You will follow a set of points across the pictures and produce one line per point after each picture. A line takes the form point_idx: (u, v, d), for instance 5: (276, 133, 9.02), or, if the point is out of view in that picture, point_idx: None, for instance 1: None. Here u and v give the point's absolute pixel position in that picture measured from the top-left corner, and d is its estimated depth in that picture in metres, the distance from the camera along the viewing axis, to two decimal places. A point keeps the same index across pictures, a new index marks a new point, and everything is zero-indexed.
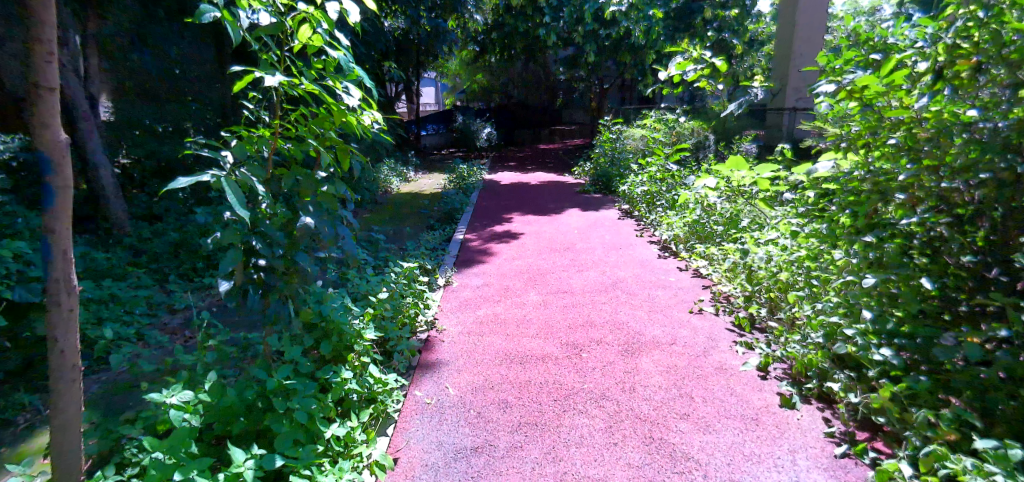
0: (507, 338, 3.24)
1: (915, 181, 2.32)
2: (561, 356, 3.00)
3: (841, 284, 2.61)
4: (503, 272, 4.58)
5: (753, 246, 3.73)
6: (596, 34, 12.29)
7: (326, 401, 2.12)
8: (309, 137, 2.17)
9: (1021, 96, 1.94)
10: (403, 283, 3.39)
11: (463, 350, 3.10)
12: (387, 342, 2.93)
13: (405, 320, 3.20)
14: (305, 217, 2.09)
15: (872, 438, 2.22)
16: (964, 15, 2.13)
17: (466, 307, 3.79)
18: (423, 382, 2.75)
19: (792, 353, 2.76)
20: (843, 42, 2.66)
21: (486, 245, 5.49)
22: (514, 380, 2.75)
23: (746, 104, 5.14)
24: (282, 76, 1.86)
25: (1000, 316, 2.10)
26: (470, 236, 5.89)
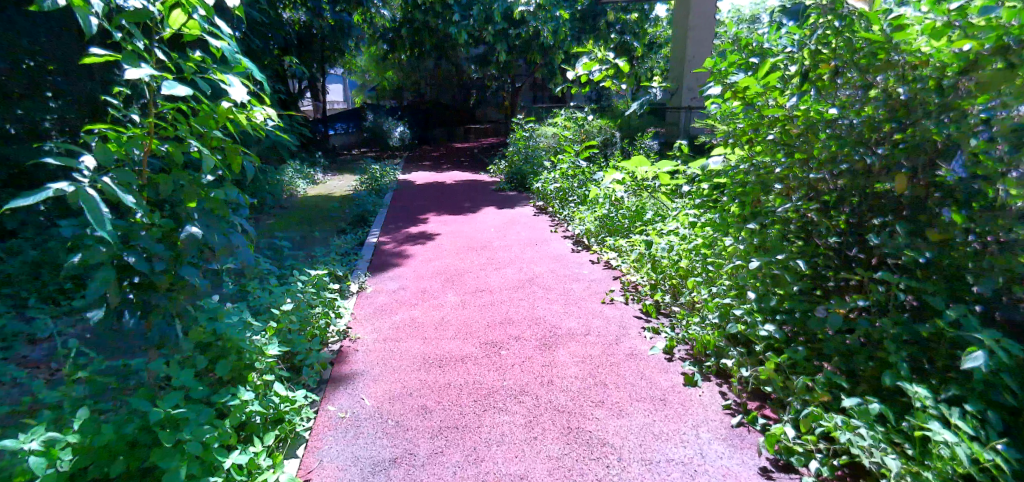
0: (424, 342, 3.22)
1: (789, 173, 2.65)
2: (480, 355, 3.03)
3: (732, 268, 2.85)
4: (419, 274, 4.53)
5: (655, 236, 3.94)
6: (506, 33, 12.35)
7: (223, 427, 1.99)
8: (190, 137, 2.00)
9: (869, 96, 2.30)
10: (311, 292, 3.27)
11: (379, 358, 3.05)
12: (294, 357, 2.81)
13: (314, 332, 3.10)
14: (190, 227, 1.96)
15: (761, 407, 2.42)
16: (823, 24, 2.38)
17: (382, 312, 3.71)
18: (337, 396, 2.67)
19: (693, 334, 2.96)
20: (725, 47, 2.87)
21: (400, 247, 5.41)
22: (433, 384, 2.75)
23: (648, 104, 5.42)
24: (150, 71, 1.70)
25: (860, 288, 2.39)
26: (383, 239, 5.78)
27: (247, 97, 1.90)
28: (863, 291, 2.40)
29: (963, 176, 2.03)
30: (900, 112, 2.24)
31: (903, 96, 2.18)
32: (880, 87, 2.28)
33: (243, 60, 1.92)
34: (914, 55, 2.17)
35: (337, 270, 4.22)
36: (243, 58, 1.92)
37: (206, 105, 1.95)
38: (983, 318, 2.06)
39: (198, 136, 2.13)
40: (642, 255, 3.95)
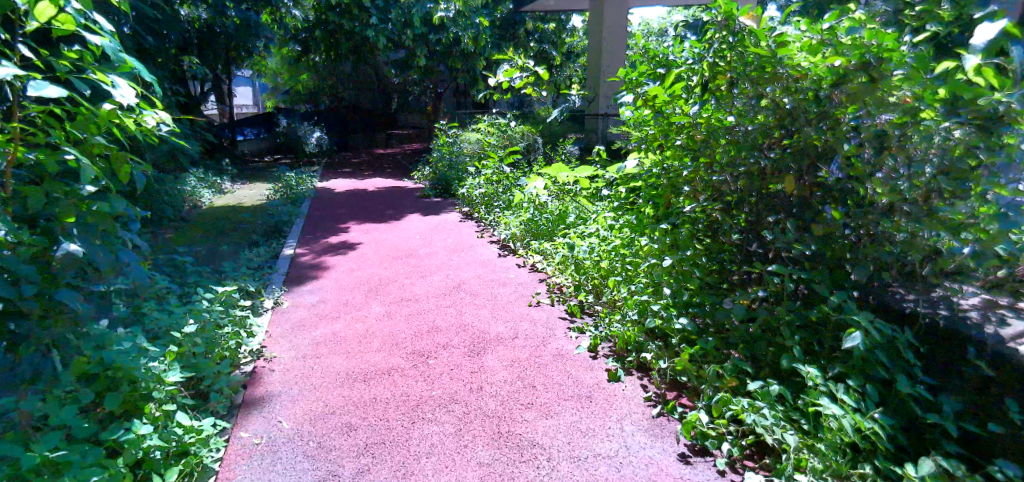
0: (348, 357, 3.14)
1: (695, 176, 2.90)
2: (407, 367, 3.01)
3: (647, 267, 3.08)
4: (340, 285, 4.41)
5: (577, 238, 4.07)
6: (426, 38, 12.07)
7: (115, 467, 1.85)
8: (65, 143, 1.81)
9: (762, 105, 2.52)
10: (218, 311, 3.10)
11: (299, 377, 2.94)
12: (200, 383, 2.64)
13: (223, 353, 2.93)
14: (68, 245, 1.81)
15: (678, 396, 2.56)
16: (719, 39, 2.62)
17: (301, 328, 3.58)
18: (253, 421, 2.54)
19: (614, 331, 3.05)
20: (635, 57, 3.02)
21: (318, 258, 5.23)
22: (358, 400, 2.69)
23: (568, 110, 5.58)
24: (12, 67, 1.53)
25: (760, 279, 2.62)
26: (300, 250, 5.56)
27: (136, 98, 1.81)
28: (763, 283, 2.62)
29: (841, 177, 2.35)
30: (785, 121, 2.46)
31: (790, 105, 2.40)
32: (769, 97, 2.49)
33: (127, 60, 1.83)
34: (795, 69, 2.38)
35: (249, 285, 3.99)
36: (127, 57, 1.81)
37: (83, 108, 1.79)
38: (860, 301, 2.41)
39: (74, 143, 1.94)
40: (565, 258, 4.03)
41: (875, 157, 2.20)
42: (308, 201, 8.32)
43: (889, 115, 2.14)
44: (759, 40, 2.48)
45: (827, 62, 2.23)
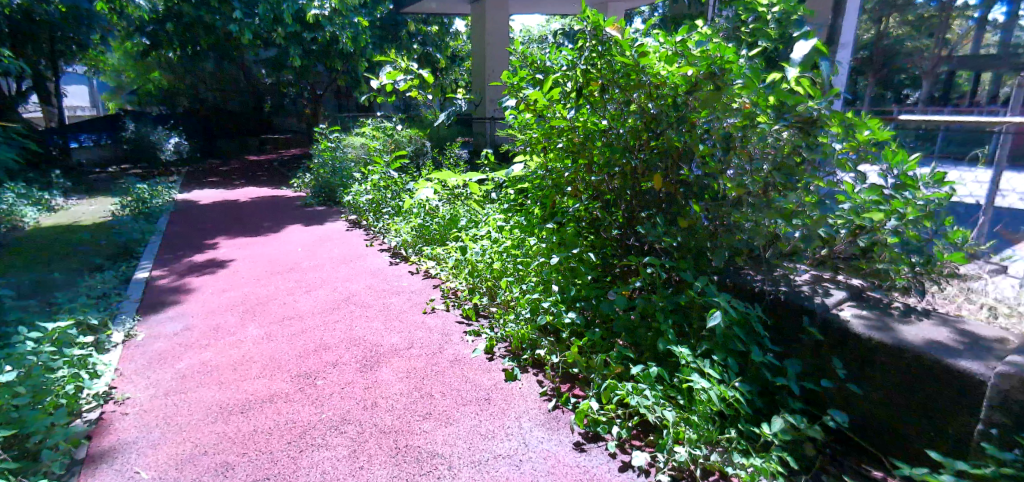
0: (222, 389, 2.92)
1: (576, 177, 3.12)
2: (292, 391, 2.86)
3: (537, 265, 3.16)
4: (211, 309, 4.10)
5: (469, 243, 4.09)
6: (300, 37, 11.39)
7: None
8: None
9: (632, 109, 2.77)
10: (47, 353, 2.70)
11: (162, 418, 2.67)
12: (29, 440, 2.28)
13: (58, 401, 2.51)
14: None
15: (572, 387, 2.70)
16: (591, 46, 2.78)
17: (162, 362, 3.26)
18: (107, 475, 2.27)
19: (508, 331, 3.09)
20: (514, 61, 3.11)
21: (180, 280, 4.82)
22: (236, 433, 2.51)
23: (454, 114, 5.61)
24: None
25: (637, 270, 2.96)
26: (159, 272, 5.08)
27: None
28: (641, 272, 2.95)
29: (699, 174, 2.64)
30: (651, 125, 2.74)
31: (655, 111, 2.67)
32: (636, 103, 2.75)
33: None
34: (655, 77, 2.60)
35: (91, 319, 3.49)
36: None
37: None
38: (719, 284, 2.73)
39: None
40: (460, 262, 4.04)
41: (724, 155, 2.51)
42: (165, 216, 7.59)
43: (733, 119, 2.47)
44: (624, 49, 2.64)
45: (681, 71, 2.49)
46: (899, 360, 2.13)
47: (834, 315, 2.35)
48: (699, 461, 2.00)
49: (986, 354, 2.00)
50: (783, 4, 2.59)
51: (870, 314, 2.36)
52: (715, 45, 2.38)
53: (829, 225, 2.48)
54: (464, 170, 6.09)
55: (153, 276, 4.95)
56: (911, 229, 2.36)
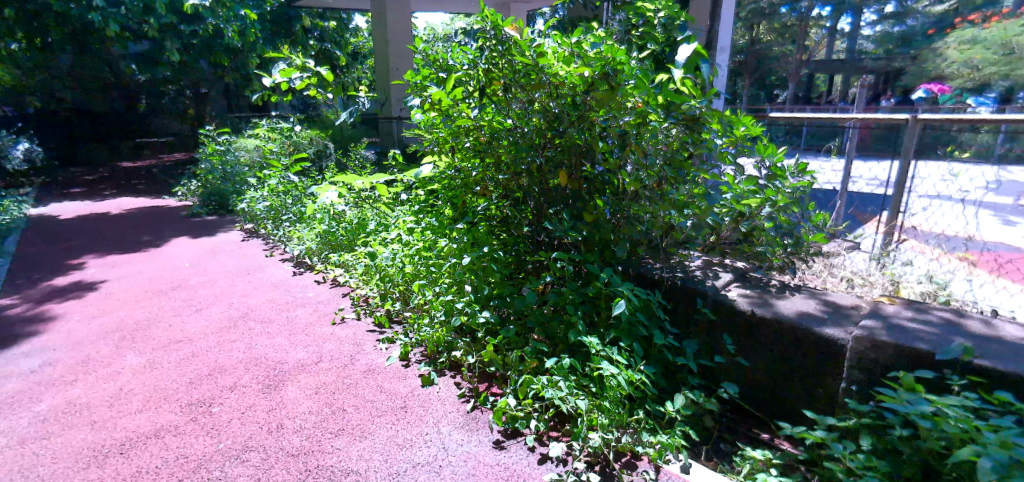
0: (95, 429, 2.60)
1: (484, 176, 3.08)
2: (183, 423, 2.61)
3: (449, 266, 3.10)
4: (81, 338, 3.69)
5: (378, 247, 3.96)
6: (178, 30, 10.44)
7: None
8: None
9: (535, 109, 2.82)
10: None
11: (17, 471, 2.32)
12: None
13: None
14: None
15: (490, 386, 2.74)
16: (490, 46, 2.83)
17: (15, 407, 2.84)
18: None
19: (422, 335, 3.08)
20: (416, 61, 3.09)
21: (39, 308, 4.30)
22: (115, 477, 2.24)
23: (356, 113, 5.44)
24: None
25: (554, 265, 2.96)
26: (12, 301, 4.49)
27: None
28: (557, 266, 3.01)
29: (601, 170, 2.83)
30: (553, 123, 2.79)
31: (557, 110, 2.74)
32: (538, 102, 2.80)
33: None
34: (554, 77, 2.70)
35: None
36: None
37: None
38: (623, 274, 2.89)
39: None
40: (369, 267, 3.91)
41: (621, 153, 2.69)
42: (16, 235, 6.71)
43: (627, 118, 2.65)
44: (523, 49, 2.71)
45: (578, 72, 2.59)
46: (776, 331, 2.39)
47: (722, 296, 2.58)
48: (611, 445, 2.12)
49: (844, 321, 2.31)
50: (667, 10, 2.78)
51: (751, 292, 2.62)
52: (607, 47, 2.52)
53: (715, 214, 2.75)
54: (370, 172, 5.92)
55: (4, 305, 4.35)
56: (783, 214, 2.69)
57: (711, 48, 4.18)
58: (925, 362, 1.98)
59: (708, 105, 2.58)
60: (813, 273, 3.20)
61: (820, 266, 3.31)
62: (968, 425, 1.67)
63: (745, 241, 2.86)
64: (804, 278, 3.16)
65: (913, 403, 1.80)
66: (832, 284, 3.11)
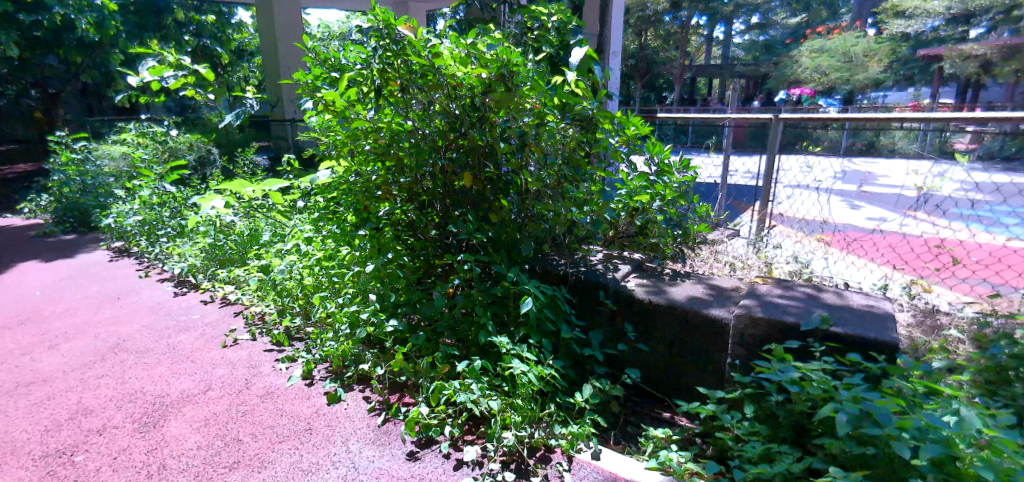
0: None
1: (385, 181, 2.93)
2: (36, 478, 2.18)
3: (352, 275, 2.94)
4: None
5: (274, 259, 3.70)
6: (18, 22, 9.11)
7: None
8: None
9: (436, 110, 2.77)
10: None
11: None
12: None
13: None
14: None
15: (401, 396, 2.65)
16: (381, 45, 2.71)
17: None
18: None
19: (327, 350, 2.88)
20: (308, 60, 2.94)
21: None
22: None
23: (243, 115, 5.07)
24: None
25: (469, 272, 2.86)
26: None
27: None
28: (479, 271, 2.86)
29: (506, 170, 2.84)
30: (455, 125, 2.78)
31: (458, 112, 2.70)
32: (438, 104, 2.76)
33: None
34: (451, 78, 2.66)
35: None
36: None
37: None
38: (530, 272, 2.97)
39: None
40: (264, 281, 3.62)
41: (522, 153, 2.72)
42: None
43: (527, 118, 2.69)
44: (418, 49, 2.65)
45: (475, 73, 2.59)
46: (671, 316, 2.56)
47: (622, 287, 2.73)
48: (525, 441, 2.17)
49: (727, 301, 2.54)
50: (560, 14, 2.88)
51: (648, 281, 2.79)
52: (501, 49, 2.53)
53: (612, 210, 2.95)
54: (260, 180, 5.54)
55: None
56: (671, 207, 2.94)
57: (603, 52, 4.36)
58: (793, 333, 2.21)
59: (600, 105, 2.73)
60: (701, 260, 3.48)
61: (707, 253, 3.60)
62: (829, 386, 1.91)
63: (640, 233, 3.07)
64: (693, 265, 3.42)
65: (784, 371, 2.02)
66: (717, 268, 3.40)
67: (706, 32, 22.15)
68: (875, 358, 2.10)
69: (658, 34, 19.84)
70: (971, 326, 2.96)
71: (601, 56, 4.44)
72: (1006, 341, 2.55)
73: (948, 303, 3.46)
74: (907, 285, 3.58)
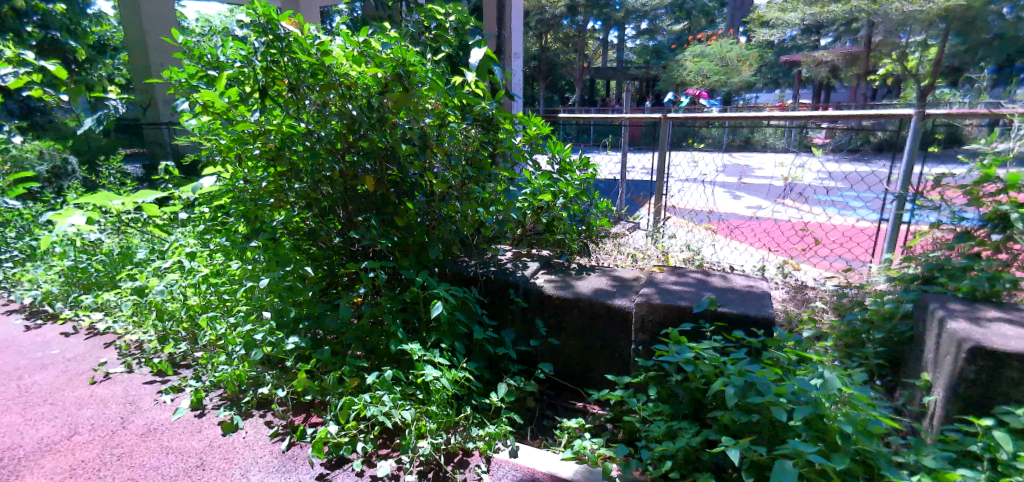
0: None
1: (276, 187, 2.73)
2: None
3: (244, 291, 2.71)
4: None
5: (149, 279, 3.28)
6: None
7: None
8: None
9: (331, 110, 2.64)
10: None
11: None
12: None
13: None
14: None
15: (307, 417, 2.51)
16: (263, 41, 2.50)
17: None
18: None
19: (220, 376, 2.63)
20: (179, 54, 2.66)
21: None
22: None
23: (106, 117, 4.51)
24: None
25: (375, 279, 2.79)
26: None
27: None
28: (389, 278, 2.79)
29: (412, 171, 2.72)
30: (353, 126, 2.63)
31: (355, 112, 2.52)
32: (333, 104, 2.62)
33: None
34: (345, 77, 2.51)
35: None
36: None
37: None
38: (440, 275, 2.92)
39: None
40: (138, 304, 3.21)
41: (426, 154, 2.65)
42: None
43: (428, 119, 2.65)
44: (304, 47, 2.50)
45: (370, 72, 2.50)
46: (579, 309, 2.63)
47: (531, 284, 2.76)
48: (441, 448, 2.13)
49: (629, 291, 2.66)
50: (457, 14, 2.87)
51: (556, 277, 2.86)
52: (396, 48, 2.48)
53: (518, 209, 2.98)
54: (129, 191, 4.96)
55: None
56: (573, 204, 3.11)
57: (502, 53, 4.36)
58: (687, 315, 2.34)
59: (499, 106, 2.79)
60: (605, 253, 3.60)
61: (609, 246, 3.75)
62: (719, 363, 2.05)
63: (547, 231, 3.15)
64: (597, 257, 3.54)
65: (681, 352, 2.15)
66: (620, 260, 3.54)
67: (601, 33, 23.03)
68: (756, 334, 2.29)
69: (558, 37, 20.34)
70: (832, 298, 3.33)
71: (500, 56, 4.44)
72: (859, 308, 2.90)
73: (813, 279, 3.87)
74: (780, 265, 3.96)
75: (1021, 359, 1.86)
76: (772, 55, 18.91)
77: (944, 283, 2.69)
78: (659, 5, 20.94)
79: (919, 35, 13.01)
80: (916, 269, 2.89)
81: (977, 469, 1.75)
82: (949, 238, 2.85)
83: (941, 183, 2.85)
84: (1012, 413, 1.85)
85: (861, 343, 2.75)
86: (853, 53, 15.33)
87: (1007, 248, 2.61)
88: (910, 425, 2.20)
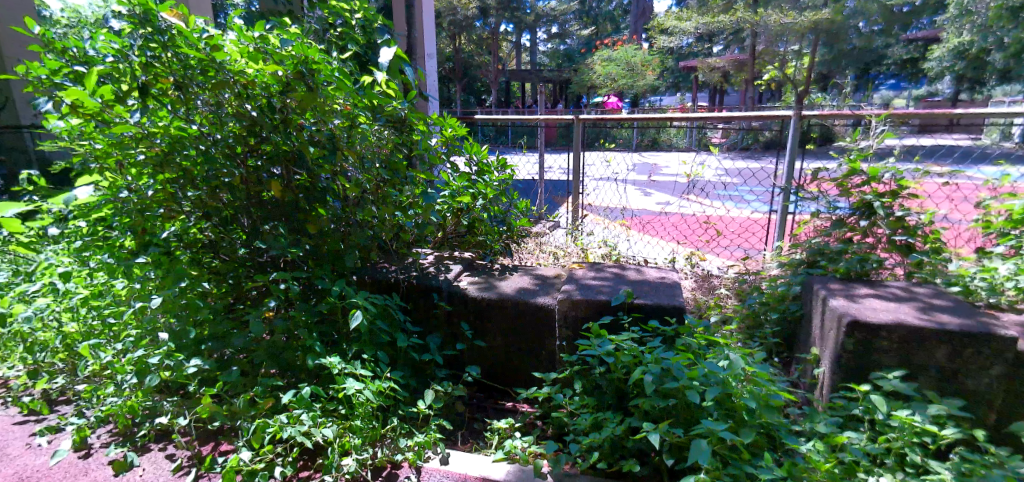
0: None
1: (165, 195, 2.48)
2: None
3: (133, 313, 2.45)
4: None
5: (13, 305, 2.85)
6: None
7: None
8: None
9: (228, 111, 2.44)
10: None
11: None
12: None
13: None
14: None
15: (216, 446, 2.30)
16: (143, 36, 2.28)
17: None
18: None
19: (108, 410, 2.35)
20: (38, 50, 2.33)
21: None
22: None
23: None
24: None
25: (288, 291, 2.64)
26: None
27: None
28: (302, 291, 2.66)
29: (327, 177, 2.62)
30: (254, 128, 2.47)
31: (255, 113, 2.40)
32: (228, 104, 2.42)
33: None
34: (240, 76, 2.37)
35: None
36: None
37: None
38: (359, 283, 2.81)
39: None
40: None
41: (336, 157, 2.53)
42: None
43: (336, 121, 2.53)
44: (191, 41, 2.29)
45: (268, 70, 2.33)
46: (503, 309, 2.64)
47: (454, 286, 2.73)
48: (368, 463, 2.05)
49: (551, 289, 2.71)
50: (363, 12, 2.73)
51: (479, 278, 2.84)
52: (298, 44, 2.35)
53: (437, 212, 2.99)
54: None
55: None
56: (494, 205, 3.17)
57: (413, 53, 4.26)
58: (606, 309, 2.41)
59: (412, 106, 2.71)
60: (528, 251, 3.68)
61: (532, 245, 3.82)
62: (637, 352, 2.12)
63: (469, 232, 3.22)
64: (520, 257, 3.59)
65: (602, 345, 2.19)
66: (542, 258, 3.63)
67: (512, 38, 23.35)
68: (669, 322, 2.40)
69: (471, 39, 20.26)
70: (735, 284, 3.57)
71: (412, 57, 4.33)
72: (757, 293, 3.14)
73: (717, 267, 4.14)
74: (687, 256, 4.22)
75: (889, 330, 2.08)
76: (670, 60, 20.17)
77: (825, 266, 2.97)
78: (566, 11, 21.58)
79: (796, 44, 14.42)
80: (802, 255, 3.17)
81: (860, 430, 1.94)
82: (826, 226, 3.12)
83: (818, 177, 3.13)
84: (885, 379, 2.06)
85: (761, 324, 2.97)
86: (742, 59, 16.68)
87: (872, 233, 2.92)
88: (804, 396, 2.40)
